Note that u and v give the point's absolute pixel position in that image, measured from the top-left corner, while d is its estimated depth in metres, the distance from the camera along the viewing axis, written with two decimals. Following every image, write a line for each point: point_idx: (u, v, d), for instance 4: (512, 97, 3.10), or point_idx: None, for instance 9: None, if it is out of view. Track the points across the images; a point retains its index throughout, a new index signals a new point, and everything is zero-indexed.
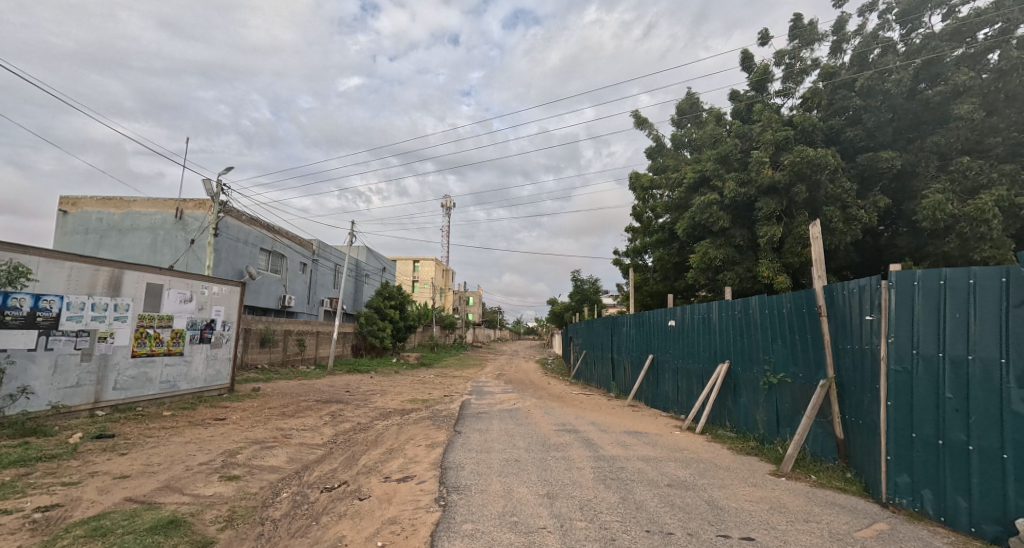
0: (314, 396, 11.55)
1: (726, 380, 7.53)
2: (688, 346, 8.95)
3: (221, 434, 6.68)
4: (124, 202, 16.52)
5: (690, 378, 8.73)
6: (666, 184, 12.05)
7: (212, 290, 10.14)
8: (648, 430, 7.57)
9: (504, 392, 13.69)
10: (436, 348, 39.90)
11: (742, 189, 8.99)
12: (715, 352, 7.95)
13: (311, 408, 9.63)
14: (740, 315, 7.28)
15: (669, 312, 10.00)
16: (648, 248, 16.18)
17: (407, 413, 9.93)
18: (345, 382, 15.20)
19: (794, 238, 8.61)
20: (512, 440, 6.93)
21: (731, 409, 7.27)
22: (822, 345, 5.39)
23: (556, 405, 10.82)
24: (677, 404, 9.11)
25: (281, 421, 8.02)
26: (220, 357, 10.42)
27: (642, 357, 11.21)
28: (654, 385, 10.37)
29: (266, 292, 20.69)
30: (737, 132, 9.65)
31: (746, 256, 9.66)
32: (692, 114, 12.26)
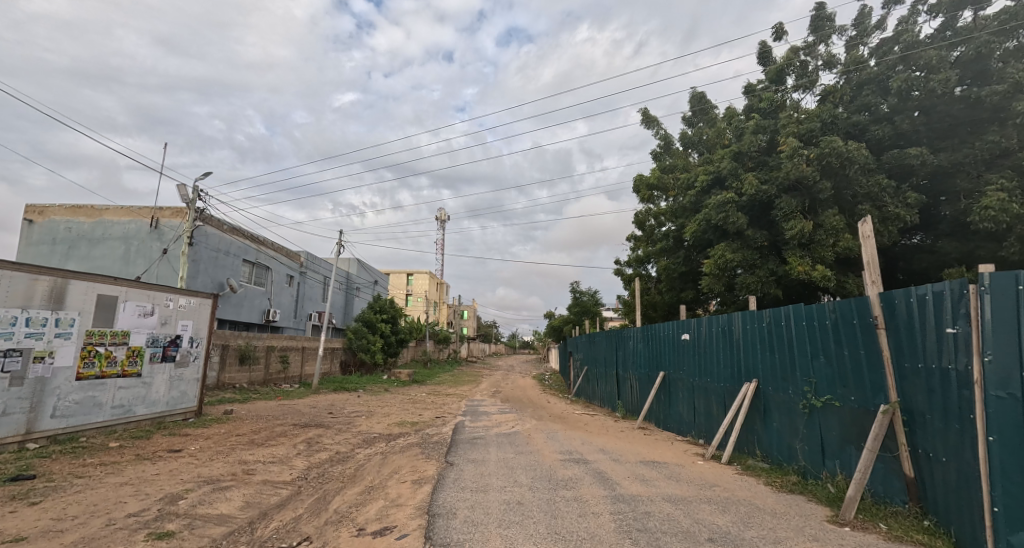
0: (292, 419, 10.51)
1: (754, 401, 6.68)
2: (706, 362, 8.10)
3: (169, 471, 5.64)
4: (96, 210, 15.53)
5: (709, 399, 7.86)
6: (674, 186, 11.35)
7: (179, 303, 9.19)
8: (666, 459, 6.64)
9: (500, 412, 12.70)
10: (429, 364, 38.73)
11: (762, 188, 8.31)
12: (738, 369, 7.13)
13: (287, 434, 8.61)
14: (769, 327, 6.49)
15: (681, 325, 9.17)
16: (652, 257, 15.46)
17: (395, 438, 8.91)
18: (329, 402, 14.10)
19: (823, 234, 7.87)
20: (513, 475, 5.93)
21: (761, 435, 6.39)
22: (880, 364, 4.55)
23: (559, 427, 9.86)
24: (695, 427, 8.22)
25: (248, 453, 6.99)
26: (187, 378, 9.42)
27: (651, 374, 10.34)
28: (666, 404, 9.49)
29: (248, 305, 19.58)
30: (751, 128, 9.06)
31: (766, 257, 8.94)
32: (701, 113, 11.61)
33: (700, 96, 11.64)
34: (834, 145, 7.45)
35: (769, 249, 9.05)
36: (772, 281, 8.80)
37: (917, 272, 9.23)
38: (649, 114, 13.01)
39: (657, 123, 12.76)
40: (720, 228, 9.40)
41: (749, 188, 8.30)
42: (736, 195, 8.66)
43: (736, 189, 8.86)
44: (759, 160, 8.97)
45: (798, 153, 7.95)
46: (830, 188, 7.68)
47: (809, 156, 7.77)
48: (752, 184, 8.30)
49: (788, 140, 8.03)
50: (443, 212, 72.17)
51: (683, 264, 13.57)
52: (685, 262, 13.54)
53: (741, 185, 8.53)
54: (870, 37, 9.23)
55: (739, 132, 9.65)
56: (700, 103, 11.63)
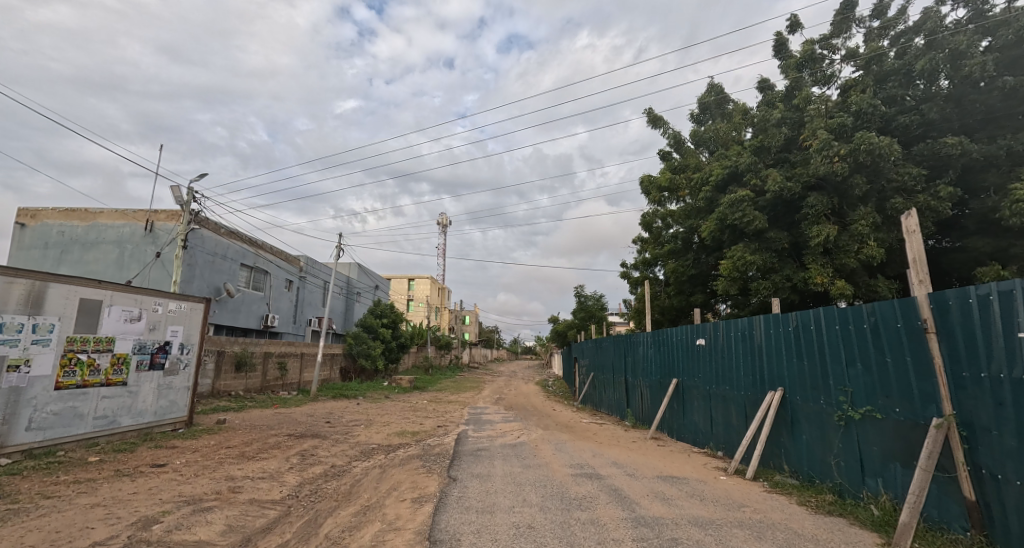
0: (287, 429, 10.04)
1: (779, 411, 6.22)
2: (724, 368, 7.64)
3: (148, 490, 5.18)
4: (89, 214, 15.17)
5: (728, 408, 7.40)
6: (687, 185, 10.93)
7: (168, 308, 8.78)
8: (686, 474, 6.18)
9: (505, 421, 12.20)
10: (431, 370, 38.18)
11: (787, 185, 7.83)
12: (760, 377, 6.67)
13: (281, 446, 8.16)
14: (795, 332, 6.04)
15: (696, 330, 8.72)
16: (659, 260, 15.05)
17: (395, 450, 8.44)
18: (327, 410, 13.62)
19: (846, 240, 7.46)
20: (522, 494, 5.44)
21: (789, 448, 5.91)
22: (929, 374, 4.10)
23: (567, 437, 9.38)
24: (713, 438, 7.75)
25: (237, 467, 6.53)
26: (177, 387, 9.00)
27: (663, 382, 9.88)
28: (681, 413, 9.02)
29: (246, 310, 19.17)
30: (772, 122, 8.67)
31: (785, 261, 8.53)
32: (713, 110, 11.24)
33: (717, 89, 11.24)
34: (871, 140, 6.94)
35: (789, 251, 8.64)
36: (789, 287, 8.40)
37: (943, 272, 8.80)
38: (655, 113, 12.62)
39: (665, 121, 12.39)
40: (737, 228, 8.95)
41: (773, 184, 7.84)
42: (753, 194, 8.28)
43: (758, 185, 8.39)
44: (778, 157, 8.56)
45: (827, 147, 7.42)
46: (864, 186, 7.25)
47: (840, 152, 7.24)
48: (776, 180, 7.84)
49: (820, 134, 7.50)
50: (445, 217, 71.95)
51: (693, 266, 13.21)
52: (694, 265, 13.18)
53: (766, 180, 8.07)
54: (892, 29, 8.82)
55: (756, 127, 9.24)
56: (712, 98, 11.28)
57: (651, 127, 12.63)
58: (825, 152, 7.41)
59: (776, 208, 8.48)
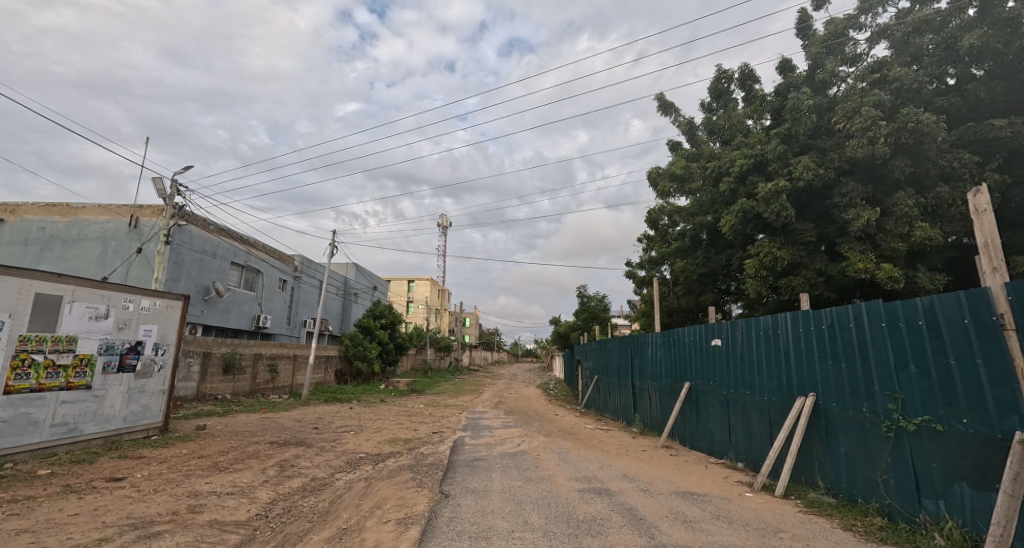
0: (271, 436, 9.38)
1: (811, 420, 5.54)
2: (744, 371, 6.99)
3: (92, 510, 4.50)
4: (71, 209, 14.55)
5: (749, 415, 6.75)
6: (702, 176, 10.37)
7: (141, 305, 8.15)
8: (707, 490, 5.50)
9: (504, 427, 11.53)
10: (429, 373, 37.41)
11: (820, 171, 7.84)
12: (787, 381, 6.01)
13: (259, 455, 7.48)
14: (829, 331, 5.38)
15: (711, 329, 8.09)
16: (666, 258, 14.43)
17: (384, 460, 7.77)
18: (317, 414, 12.95)
19: (892, 224, 7.62)
20: (522, 515, 4.77)
21: (824, 461, 5.23)
22: (1007, 379, 3.43)
23: (571, 446, 8.71)
24: (732, 447, 7.08)
25: (204, 481, 5.85)
26: (150, 390, 8.33)
27: (674, 386, 9.23)
28: (694, 420, 8.37)
29: (237, 310, 18.52)
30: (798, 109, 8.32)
31: (812, 254, 8.75)
32: (728, 96, 10.54)
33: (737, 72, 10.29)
34: (919, 116, 6.77)
35: (815, 244, 8.85)
36: (819, 281, 8.57)
37: None
38: (665, 98, 11.99)
39: (675, 108, 11.72)
40: (762, 220, 8.96)
41: (806, 172, 7.76)
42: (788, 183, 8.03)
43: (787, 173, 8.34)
44: (804, 144, 8.43)
45: (873, 125, 7.16)
46: (906, 168, 7.31)
47: (884, 132, 7.02)
48: (808, 167, 7.78)
49: (863, 111, 7.23)
50: (445, 219, 71.58)
51: (703, 265, 12.76)
52: (705, 263, 12.70)
53: (794, 168, 8.00)
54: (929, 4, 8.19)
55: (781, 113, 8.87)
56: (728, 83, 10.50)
57: (661, 113, 11.94)
58: (870, 133, 7.17)
59: (804, 197, 8.67)
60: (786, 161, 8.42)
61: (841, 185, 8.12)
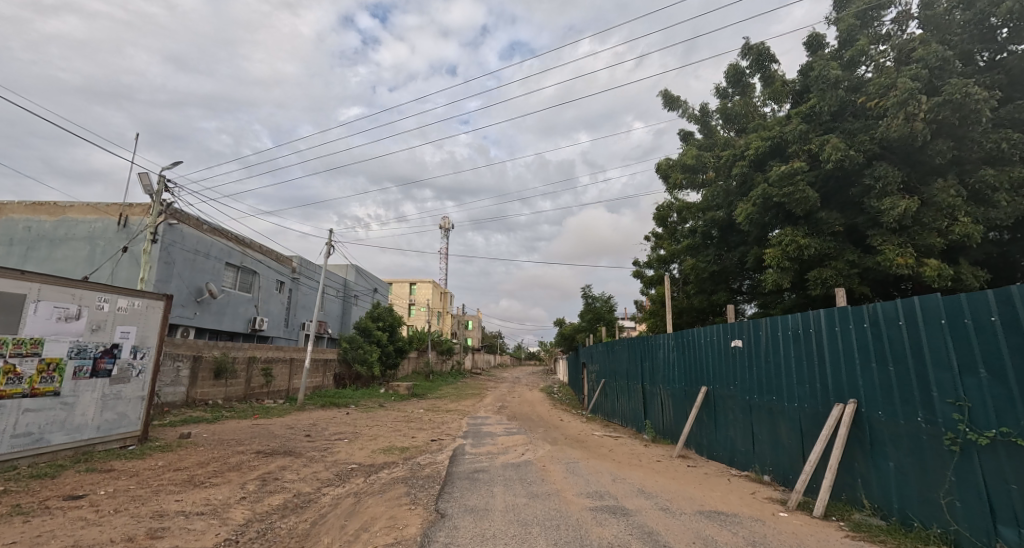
0: (259, 445, 8.81)
1: (852, 430, 4.92)
2: (771, 374, 6.39)
3: (33, 538, 3.92)
4: (58, 208, 14.06)
5: (777, 423, 6.16)
6: (717, 164, 9.99)
7: (118, 306, 7.61)
8: (736, 510, 4.88)
9: (507, 434, 10.94)
10: (431, 377, 36.86)
11: (850, 154, 7.48)
12: (822, 385, 5.41)
13: (241, 467, 6.89)
14: (873, 330, 4.77)
15: (730, 328, 7.49)
16: (677, 256, 13.85)
17: (377, 472, 7.17)
18: (311, 421, 12.39)
19: (930, 214, 7.24)
20: (527, 540, 4.15)
21: (870, 477, 4.61)
22: None
23: (579, 456, 8.09)
24: (757, 458, 6.47)
25: (173, 500, 5.25)
26: (127, 397, 7.77)
27: (689, 391, 8.62)
28: (712, 426, 7.78)
29: (232, 312, 17.99)
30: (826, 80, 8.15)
31: (841, 246, 8.50)
32: (746, 82, 9.97)
33: (759, 53, 9.64)
34: (967, 89, 6.33)
35: (843, 235, 8.60)
36: (852, 273, 8.30)
37: None
38: (672, 96, 11.33)
39: (679, 103, 11.09)
40: (785, 209, 8.74)
41: (835, 153, 7.44)
42: (805, 164, 7.98)
43: (815, 154, 7.96)
44: (827, 126, 8.21)
45: (912, 99, 6.73)
46: (949, 152, 6.99)
47: (925, 109, 6.62)
48: (837, 148, 7.45)
49: (902, 84, 6.82)
50: (446, 221, 71.32)
51: (714, 262, 12.22)
52: (717, 261, 12.15)
53: (818, 150, 7.79)
54: None
55: (808, 88, 8.79)
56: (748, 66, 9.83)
57: (668, 107, 11.24)
58: (909, 110, 6.77)
59: (829, 184, 8.40)
60: (807, 141, 8.20)
61: (872, 167, 7.70)
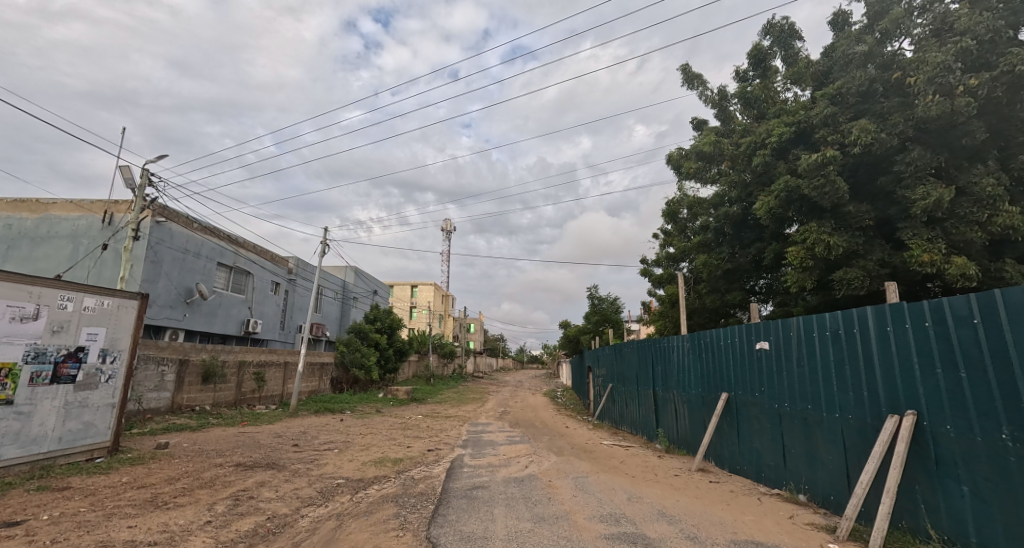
0: (240, 456, 8.14)
1: (912, 447, 4.18)
2: (806, 381, 5.66)
3: None
4: (40, 205, 13.48)
5: (814, 436, 5.43)
6: (735, 153, 9.39)
7: (83, 305, 6.97)
8: (776, 540, 4.17)
9: (509, 442, 10.25)
10: (433, 380, 36.27)
11: (881, 136, 6.78)
12: (871, 395, 4.69)
13: (215, 484, 6.22)
14: (936, 330, 4.03)
15: (755, 330, 6.77)
16: (687, 254, 13.19)
17: (365, 488, 6.48)
18: (302, 428, 11.74)
19: (967, 204, 6.53)
20: None
21: (940, 503, 3.88)
22: None
23: (588, 469, 7.37)
24: (792, 475, 5.74)
25: (125, 526, 4.56)
26: (93, 405, 7.12)
27: (707, 398, 7.89)
28: (735, 439, 7.04)
29: (223, 314, 17.36)
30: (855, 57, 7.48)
31: (870, 241, 7.74)
32: (768, 63, 9.56)
33: (780, 31, 9.33)
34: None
35: (873, 228, 7.82)
36: (881, 273, 7.57)
37: None
38: (692, 71, 10.94)
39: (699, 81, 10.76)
40: (809, 201, 8.03)
41: (864, 137, 6.72)
42: (835, 154, 7.23)
43: (842, 139, 7.30)
44: (856, 109, 7.52)
45: (945, 73, 6.18)
46: (982, 133, 6.32)
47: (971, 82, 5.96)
48: (867, 131, 6.74)
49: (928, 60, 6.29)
50: (448, 223, 70.88)
51: (728, 260, 11.52)
52: (731, 259, 11.45)
53: (846, 135, 7.06)
54: None
55: (832, 69, 8.12)
56: (769, 45, 9.51)
57: (687, 84, 10.97)
58: (942, 85, 6.21)
59: (857, 171, 7.69)
60: (835, 126, 7.50)
61: (904, 151, 6.98)
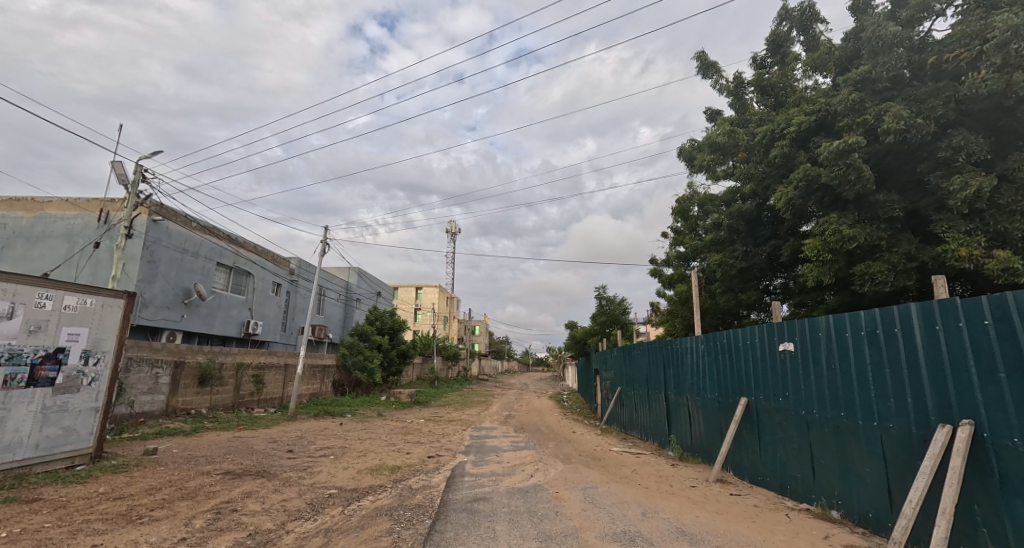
0: (230, 464, 7.72)
1: (968, 462, 3.68)
2: (839, 386, 5.15)
3: None
4: (36, 203, 13.23)
5: (849, 447, 4.93)
6: (751, 144, 8.92)
7: (64, 304, 6.60)
8: None
9: (513, 449, 9.79)
10: (437, 383, 35.88)
11: (918, 121, 6.23)
12: (917, 402, 4.18)
13: (197, 495, 5.80)
14: (999, 330, 3.53)
15: (779, 329, 6.28)
16: (699, 252, 12.70)
17: (359, 499, 6.05)
18: (299, 433, 11.34)
19: (1010, 193, 6.02)
20: None
21: (1006, 529, 3.37)
22: None
23: (596, 479, 6.88)
24: (824, 489, 5.23)
25: (88, 545, 4.12)
26: (75, 409, 6.75)
27: (724, 403, 7.39)
28: (756, 448, 6.54)
29: (222, 315, 17.05)
30: (880, 40, 6.78)
31: (896, 234, 7.21)
32: (786, 50, 9.15)
33: (798, 15, 8.83)
34: None
35: (902, 221, 7.31)
36: (908, 267, 6.95)
37: None
38: (706, 60, 10.57)
39: (713, 70, 10.40)
40: (832, 192, 7.51)
41: (899, 122, 6.17)
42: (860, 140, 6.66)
43: (871, 125, 6.70)
44: (883, 95, 7.00)
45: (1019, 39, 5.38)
46: None
47: None
48: (901, 116, 6.19)
49: (995, 25, 5.54)
50: (453, 225, 70.64)
51: (742, 259, 10.98)
52: (745, 257, 10.91)
53: (878, 121, 6.53)
54: None
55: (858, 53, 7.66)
56: (787, 31, 9.05)
57: (700, 73, 10.61)
58: (1010, 54, 5.47)
59: (885, 160, 7.18)
60: (862, 112, 6.98)
61: (946, 137, 6.43)
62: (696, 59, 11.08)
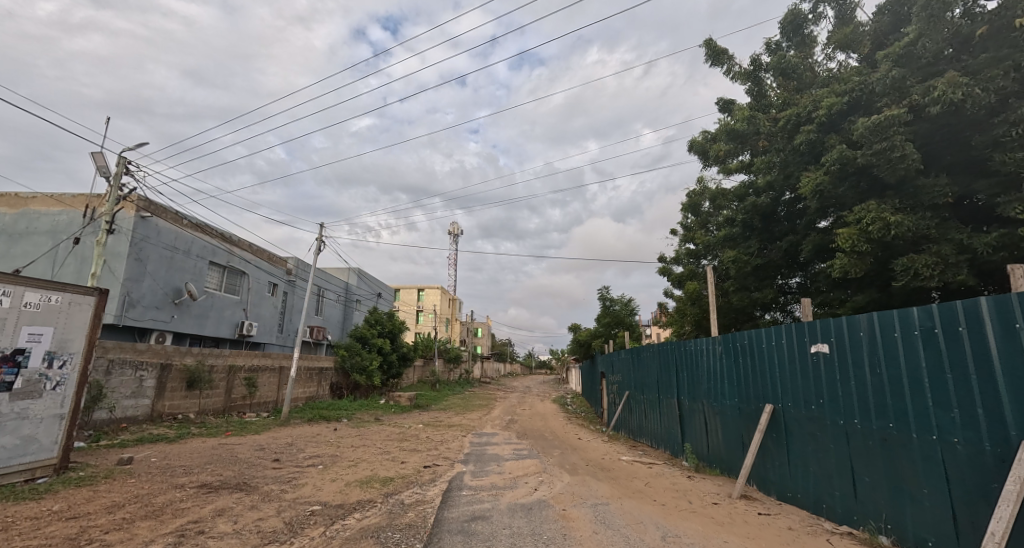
0: (208, 474, 7.14)
1: None
2: (887, 392, 4.51)
3: None
4: (20, 199, 12.75)
5: (902, 463, 4.28)
6: (771, 130, 8.32)
7: (25, 301, 6.04)
8: None
9: (515, 457, 9.18)
10: (438, 385, 35.34)
11: (973, 91, 5.61)
12: (992, 413, 3.53)
13: (164, 513, 5.21)
14: None
15: (811, 329, 5.64)
16: (711, 249, 12.07)
17: (345, 517, 5.45)
18: (290, 439, 10.76)
19: None
20: None
21: None
22: None
23: (607, 494, 6.26)
24: (871, 511, 4.57)
25: None
26: (36, 417, 6.18)
27: (747, 410, 6.74)
28: (785, 460, 5.88)
29: (215, 316, 16.53)
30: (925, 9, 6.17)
31: (943, 223, 6.55)
32: (808, 30, 8.55)
33: None
34: None
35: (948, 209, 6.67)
36: (958, 260, 6.28)
37: None
38: (716, 45, 10.01)
39: (726, 55, 9.81)
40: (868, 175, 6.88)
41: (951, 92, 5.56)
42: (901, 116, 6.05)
43: (915, 106, 6.10)
44: (927, 72, 6.37)
45: None
46: None
47: None
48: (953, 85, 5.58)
49: None
50: (455, 226, 70.18)
51: (758, 256, 10.32)
52: (761, 254, 10.28)
53: (924, 95, 5.91)
54: None
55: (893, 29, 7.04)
56: (808, 11, 8.45)
57: (711, 59, 10.05)
58: None
59: (931, 140, 6.55)
60: (902, 88, 6.36)
61: (1000, 112, 5.80)
62: (707, 45, 10.51)
